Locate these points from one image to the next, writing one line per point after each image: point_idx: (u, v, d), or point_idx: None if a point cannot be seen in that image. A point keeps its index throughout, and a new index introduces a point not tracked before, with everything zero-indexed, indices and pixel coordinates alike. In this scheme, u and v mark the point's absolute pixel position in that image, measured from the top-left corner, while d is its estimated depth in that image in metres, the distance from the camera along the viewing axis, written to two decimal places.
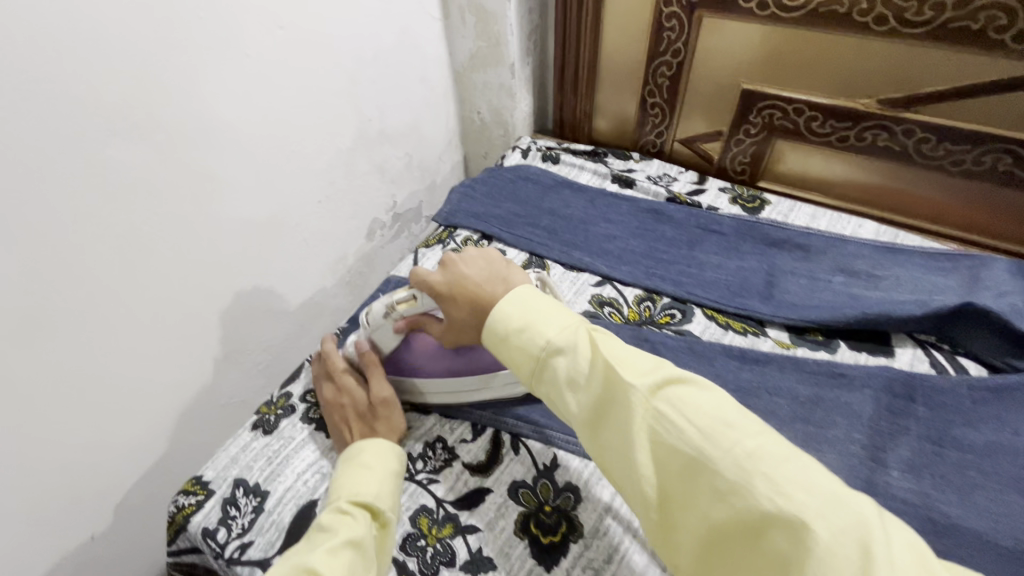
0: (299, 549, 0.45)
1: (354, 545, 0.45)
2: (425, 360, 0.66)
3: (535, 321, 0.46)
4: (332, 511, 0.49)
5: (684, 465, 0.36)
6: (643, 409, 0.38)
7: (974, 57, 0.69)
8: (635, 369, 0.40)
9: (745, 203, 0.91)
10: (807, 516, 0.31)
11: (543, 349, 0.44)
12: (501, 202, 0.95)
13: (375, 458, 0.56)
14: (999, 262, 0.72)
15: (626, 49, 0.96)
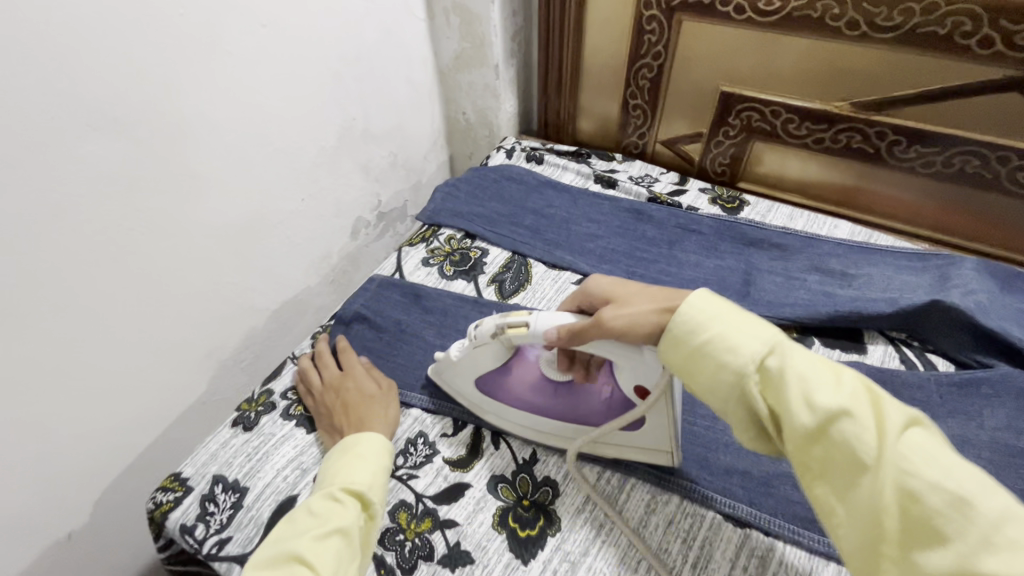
0: (288, 538, 0.48)
1: (342, 535, 0.48)
2: (503, 387, 0.63)
3: (731, 328, 0.44)
4: (325, 497, 0.51)
5: (910, 472, 0.36)
6: (840, 406, 0.39)
7: (941, 61, 0.71)
8: (829, 376, 0.41)
9: (725, 203, 0.93)
10: (1023, 550, 0.31)
11: (734, 359, 0.43)
12: (485, 202, 0.96)
13: (370, 450, 0.56)
14: (967, 261, 0.74)
15: (608, 52, 0.97)
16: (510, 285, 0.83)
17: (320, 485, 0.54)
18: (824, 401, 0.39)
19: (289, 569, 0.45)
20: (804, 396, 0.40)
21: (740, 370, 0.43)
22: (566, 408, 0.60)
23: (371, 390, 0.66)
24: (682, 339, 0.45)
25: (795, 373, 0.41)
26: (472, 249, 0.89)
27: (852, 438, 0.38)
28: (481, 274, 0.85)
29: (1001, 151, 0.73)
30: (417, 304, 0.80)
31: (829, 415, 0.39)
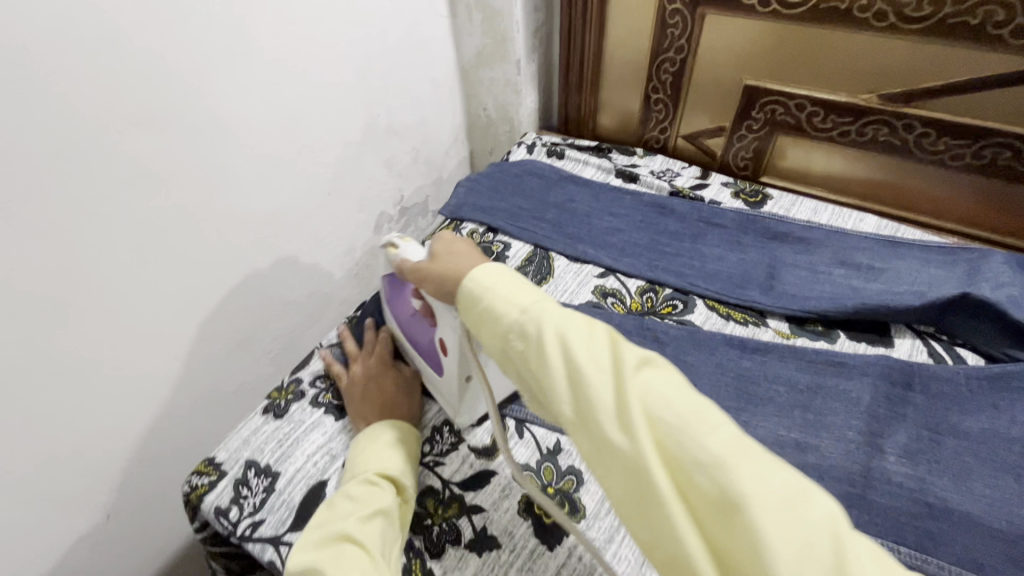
0: (334, 521, 0.50)
1: (384, 515, 0.51)
2: (397, 301, 0.67)
3: (506, 291, 0.45)
4: (360, 482, 0.54)
5: (671, 425, 0.35)
6: (631, 394, 0.36)
7: (973, 52, 0.70)
8: (652, 371, 0.38)
9: (748, 197, 0.92)
10: (747, 472, 0.32)
11: (580, 360, 0.39)
12: (507, 196, 0.96)
13: (398, 436, 0.60)
14: (998, 255, 0.73)
15: (630, 46, 0.97)
16: (533, 278, 0.84)
17: (351, 471, 0.56)
18: (627, 394, 0.37)
19: (342, 547, 0.48)
20: (617, 394, 0.37)
21: (575, 378, 0.39)
22: (414, 335, 0.66)
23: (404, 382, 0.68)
24: (530, 342, 0.42)
25: (608, 368, 0.39)
26: (494, 243, 0.90)
27: (603, 396, 0.37)
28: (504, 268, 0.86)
29: None
30: None
31: (600, 378, 0.38)
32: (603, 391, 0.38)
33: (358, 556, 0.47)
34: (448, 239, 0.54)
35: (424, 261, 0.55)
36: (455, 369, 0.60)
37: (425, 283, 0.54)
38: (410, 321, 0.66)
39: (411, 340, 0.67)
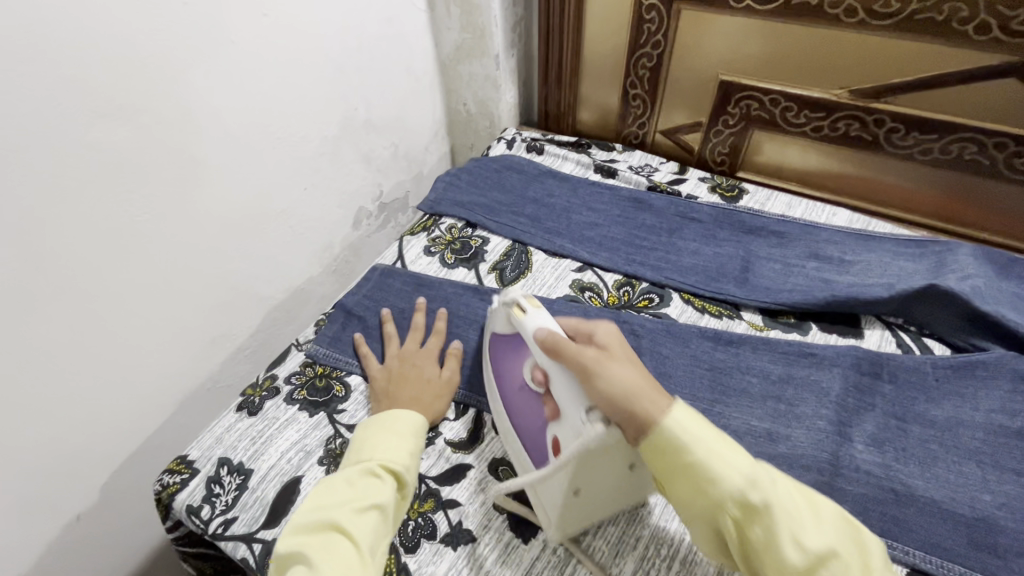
0: (326, 508, 0.49)
1: (379, 511, 0.50)
2: (509, 370, 0.61)
3: (622, 396, 0.46)
4: (362, 471, 0.52)
5: (773, 541, 0.40)
6: (748, 509, 0.41)
7: (940, 48, 0.72)
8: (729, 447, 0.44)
9: (724, 192, 0.93)
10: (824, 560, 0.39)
11: (722, 482, 0.42)
12: (486, 192, 0.96)
13: (405, 426, 0.57)
14: (964, 247, 0.75)
15: (608, 42, 0.98)
16: (511, 273, 0.84)
17: (355, 456, 0.55)
18: (729, 504, 0.42)
19: (330, 536, 0.47)
20: (723, 505, 0.42)
21: (683, 486, 0.44)
22: (513, 409, 0.60)
23: (432, 377, 0.68)
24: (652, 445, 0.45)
25: (719, 481, 0.42)
26: (473, 238, 0.90)
27: (719, 503, 0.42)
28: (482, 262, 0.86)
29: (998, 137, 0.74)
30: (419, 291, 0.81)
31: (709, 485, 0.42)
32: (719, 503, 0.42)
33: (345, 549, 0.46)
34: (609, 334, 0.53)
35: (554, 333, 0.52)
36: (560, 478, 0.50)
37: (588, 384, 0.48)
38: (515, 392, 0.60)
39: (510, 414, 0.60)
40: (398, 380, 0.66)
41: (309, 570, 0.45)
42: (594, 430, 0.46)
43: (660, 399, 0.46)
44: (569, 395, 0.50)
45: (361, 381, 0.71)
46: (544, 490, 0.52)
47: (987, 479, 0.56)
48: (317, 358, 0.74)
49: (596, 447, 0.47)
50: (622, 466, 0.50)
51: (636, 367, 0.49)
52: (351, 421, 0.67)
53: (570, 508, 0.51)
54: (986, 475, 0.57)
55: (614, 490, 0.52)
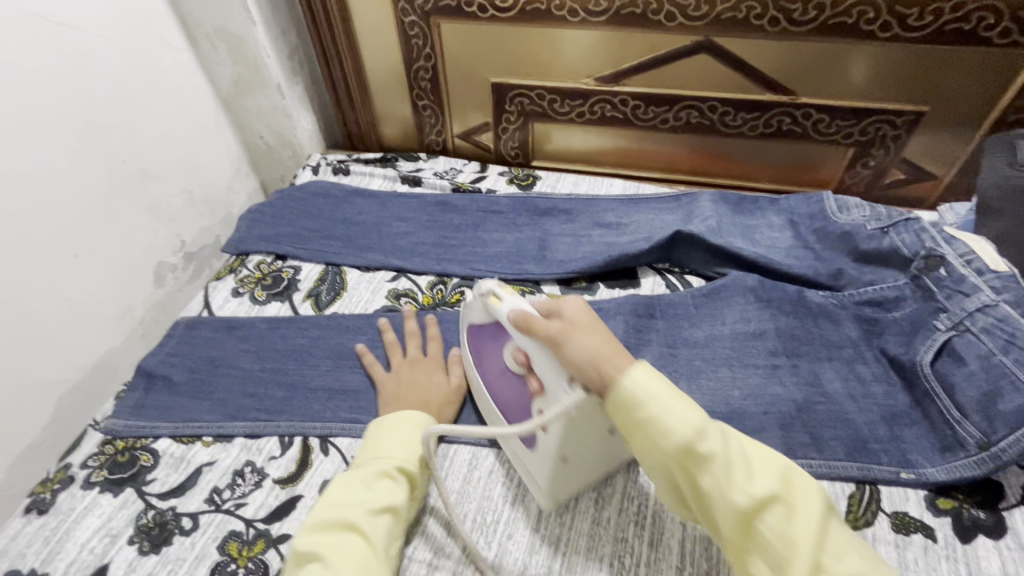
0: (337, 508, 0.53)
1: (392, 513, 0.54)
2: (489, 354, 0.63)
3: (630, 389, 0.48)
4: (376, 472, 0.56)
5: (767, 512, 0.44)
6: (730, 467, 0.46)
7: (647, 36, 0.85)
8: (681, 399, 0.48)
9: (520, 182, 1.02)
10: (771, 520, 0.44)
11: (668, 440, 0.46)
12: (293, 221, 0.95)
13: (413, 426, 0.60)
14: (705, 196, 0.90)
15: (386, 59, 1.02)
16: (326, 296, 0.84)
17: (369, 457, 0.58)
18: (730, 479, 0.45)
19: (345, 536, 0.51)
20: (730, 473, 0.45)
21: (671, 450, 0.47)
22: (500, 394, 0.62)
23: (440, 380, 0.68)
24: (630, 409, 0.48)
25: (722, 455, 0.46)
26: (284, 270, 0.88)
27: (651, 432, 0.47)
28: (296, 292, 0.85)
29: (708, 102, 0.90)
30: (231, 335, 0.78)
31: (694, 447, 0.46)
32: (727, 471, 0.45)
33: (356, 548, 0.50)
34: (575, 308, 0.54)
35: (531, 315, 0.53)
36: (552, 448, 0.54)
37: (562, 350, 0.50)
38: (495, 376, 0.62)
39: (494, 397, 0.63)
40: (407, 387, 0.67)
41: (322, 568, 0.48)
42: (576, 398, 0.49)
43: (626, 362, 0.50)
44: (548, 372, 0.52)
45: (171, 443, 0.67)
46: (534, 459, 0.57)
47: (735, 378, 0.69)
48: (117, 434, 0.68)
49: (576, 413, 0.51)
50: (604, 432, 0.54)
51: (602, 332, 0.52)
52: (163, 488, 0.63)
53: (559, 472, 0.56)
54: (734, 375, 0.69)
55: (598, 455, 0.56)
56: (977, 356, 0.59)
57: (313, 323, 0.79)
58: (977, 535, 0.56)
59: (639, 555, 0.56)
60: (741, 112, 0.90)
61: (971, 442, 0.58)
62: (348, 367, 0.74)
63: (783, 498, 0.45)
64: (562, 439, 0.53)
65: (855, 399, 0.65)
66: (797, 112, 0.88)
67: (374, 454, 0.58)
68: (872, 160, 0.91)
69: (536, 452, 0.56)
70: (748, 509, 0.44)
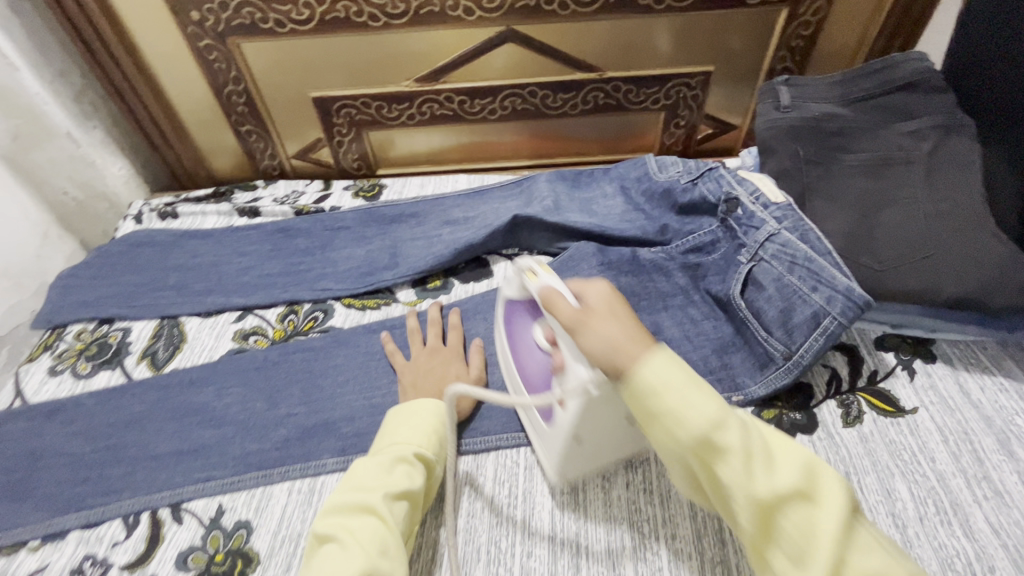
0: (358, 491, 0.51)
1: (408, 500, 0.52)
2: (523, 331, 0.60)
3: (678, 403, 0.43)
4: (394, 458, 0.53)
5: (855, 567, 0.38)
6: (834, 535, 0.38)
7: (453, 32, 0.86)
8: (768, 455, 0.42)
9: (365, 194, 1.00)
10: None
11: (755, 487, 0.40)
12: (115, 278, 0.86)
13: (434, 417, 0.57)
14: (543, 177, 0.94)
15: (193, 88, 0.95)
16: (164, 353, 0.77)
17: (388, 442, 0.55)
18: (811, 522, 0.39)
19: (362, 518, 0.49)
20: (731, 453, 0.42)
21: (757, 496, 0.40)
22: (523, 364, 0.60)
23: (460, 370, 0.67)
24: (701, 442, 0.42)
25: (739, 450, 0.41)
26: (111, 334, 0.80)
27: (725, 466, 0.41)
28: (128, 356, 0.77)
29: (527, 88, 0.94)
30: (52, 421, 0.69)
31: (781, 498, 0.40)
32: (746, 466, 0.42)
33: (372, 530, 0.48)
34: (598, 291, 0.50)
35: (558, 292, 0.50)
36: (566, 428, 0.52)
37: (590, 332, 0.47)
38: (526, 352, 0.59)
39: (522, 371, 0.60)
40: (426, 373, 0.66)
41: (340, 551, 0.47)
42: (597, 377, 0.47)
43: (642, 350, 0.46)
44: (573, 353, 0.50)
45: None
46: (550, 435, 0.56)
47: None
48: None
49: (598, 396, 0.49)
50: (623, 421, 0.53)
51: (625, 320, 0.48)
52: None
53: (573, 452, 0.55)
54: None
55: (613, 439, 0.55)
56: (772, 280, 0.67)
57: (148, 386, 0.71)
58: (796, 434, 0.64)
59: (514, 535, 0.57)
60: (559, 94, 0.95)
61: (779, 354, 0.66)
62: (194, 424, 0.68)
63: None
64: (578, 423, 0.51)
65: (690, 340, 0.72)
66: (607, 86, 0.94)
67: (397, 441, 0.55)
68: (682, 119, 1.00)
69: (554, 428, 0.55)
70: (835, 564, 0.37)
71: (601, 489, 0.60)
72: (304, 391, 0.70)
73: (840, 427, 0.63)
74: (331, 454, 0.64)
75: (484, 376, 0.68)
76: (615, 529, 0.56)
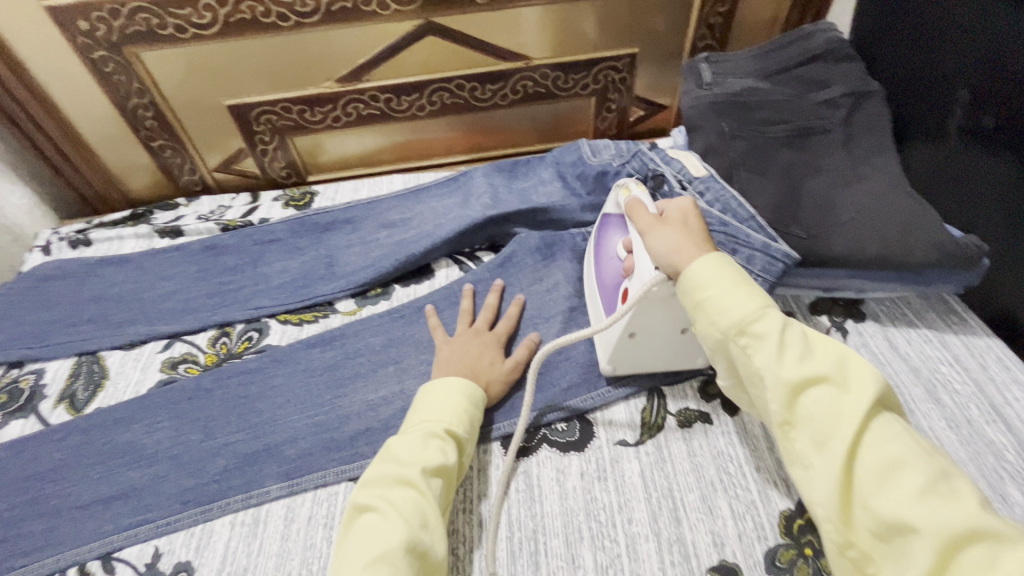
0: (394, 465, 0.51)
1: (443, 476, 0.52)
2: (607, 241, 0.66)
3: (713, 294, 0.47)
4: (425, 434, 0.53)
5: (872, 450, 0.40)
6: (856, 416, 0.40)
7: (371, 27, 0.83)
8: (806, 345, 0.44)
9: (295, 203, 0.95)
10: (892, 467, 0.39)
11: (783, 371, 0.43)
12: (23, 317, 0.79)
13: (462, 396, 0.58)
14: (479, 171, 0.92)
15: (94, 103, 0.88)
16: (84, 393, 0.72)
17: (418, 420, 0.56)
18: (837, 405, 0.41)
19: (400, 490, 0.49)
20: (838, 406, 0.41)
21: (787, 380, 0.43)
22: (605, 277, 0.65)
23: (497, 356, 0.66)
24: (719, 313, 0.47)
25: (845, 416, 0.40)
26: (23, 379, 0.74)
27: (752, 351, 0.45)
28: (43, 400, 0.72)
29: (454, 81, 0.91)
30: None
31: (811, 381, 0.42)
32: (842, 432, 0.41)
33: (410, 502, 0.48)
34: (679, 204, 0.55)
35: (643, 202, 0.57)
36: (620, 324, 0.59)
37: (655, 232, 0.53)
38: (607, 260, 0.65)
39: (598, 277, 0.66)
40: (461, 355, 0.64)
41: (382, 518, 0.47)
42: (659, 277, 0.52)
43: (696, 254, 0.50)
44: (643, 257, 0.55)
45: None
46: (608, 332, 0.62)
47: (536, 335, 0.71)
48: None
49: (660, 294, 0.54)
50: (677, 329, 0.59)
51: (690, 230, 0.52)
52: None
53: (628, 346, 0.60)
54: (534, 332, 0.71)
55: (667, 338, 0.60)
56: None
57: (67, 430, 0.66)
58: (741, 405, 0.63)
59: (472, 540, 0.56)
60: (487, 85, 0.93)
61: None
62: (122, 466, 0.63)
63: (919, 466, 0.38)
64: (636, 317, 0.57)
65: None
66: (535, 74, 0.92)
67: (431, 418, 0.55)
68: (613, 103, 0.99)
69: (612, 322, 0.60)
70: (853, 441, 0.40)
71: (556, 482, 0.59)
72: (241, 417, 0.66)
73: None
74: (274, 480, 0.61)
75: (522, 366, 0.66)
76: (572, 521, 0.56)
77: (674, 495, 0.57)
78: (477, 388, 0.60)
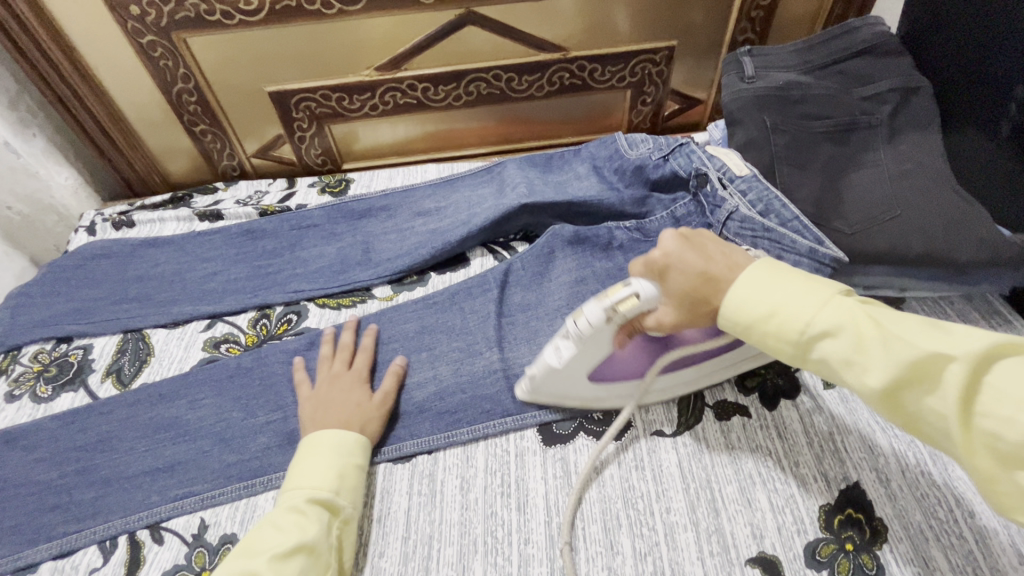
0: (245, 557, 0.48)
1: (306, 552, 0.49)
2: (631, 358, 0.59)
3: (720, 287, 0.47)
4: (285, 511, 0.52)
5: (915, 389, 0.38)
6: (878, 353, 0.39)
7: (411, 16, 0.84)
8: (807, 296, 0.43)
9: (331, 189, 0.97)
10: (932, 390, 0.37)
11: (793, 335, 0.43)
12: (70, 294, 0.81)
13: (337, 455, 0.57)
14: (514, 162, 0.92)
15: (140, 87, 0.90)
16: (130, 369, 0.74)
17: (281, 498, 0.54)
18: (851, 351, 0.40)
19: None
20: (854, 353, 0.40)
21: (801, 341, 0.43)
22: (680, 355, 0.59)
23: (364, 397, 0.63)
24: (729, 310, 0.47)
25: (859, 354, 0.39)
26: (71, 353, 0.76)
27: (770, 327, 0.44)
28: (90, 374, 0.74)
29: (492, 71, 0.92)
30: (13, 450, 0.66)
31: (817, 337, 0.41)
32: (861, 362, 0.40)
33: None
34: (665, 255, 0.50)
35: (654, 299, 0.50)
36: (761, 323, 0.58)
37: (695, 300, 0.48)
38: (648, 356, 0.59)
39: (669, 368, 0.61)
40: (311, 420, 0.60)
41: None
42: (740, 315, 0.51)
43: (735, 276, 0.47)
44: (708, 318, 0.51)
45: None
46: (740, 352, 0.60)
47: None
48: None
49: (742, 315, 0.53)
50: None
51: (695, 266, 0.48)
52: None
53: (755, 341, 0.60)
54: None
55: None
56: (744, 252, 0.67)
57: (114, 404, 0.68)
58: (780, 401, 0.62)
59: (510, 523, 0.57)
60: (524, 76, 0.93)
61: None
62: (167, 439, 0.65)
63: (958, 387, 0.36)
64: None
65: None
66: (572, 66, 0.92)
67: (289, 496, 0.53)
68: (648, 96, 0.99)
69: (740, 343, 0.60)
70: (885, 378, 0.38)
71: (593, 470, 0.59)
72: (281, 397, 0.68)
73: (821, 390, 0.62)
74: None
75: (391, 399, 0.64)
76: (610, 508, 0.56)
77: (712, 486, 0.57)
78: (347, 437, 0.58)
